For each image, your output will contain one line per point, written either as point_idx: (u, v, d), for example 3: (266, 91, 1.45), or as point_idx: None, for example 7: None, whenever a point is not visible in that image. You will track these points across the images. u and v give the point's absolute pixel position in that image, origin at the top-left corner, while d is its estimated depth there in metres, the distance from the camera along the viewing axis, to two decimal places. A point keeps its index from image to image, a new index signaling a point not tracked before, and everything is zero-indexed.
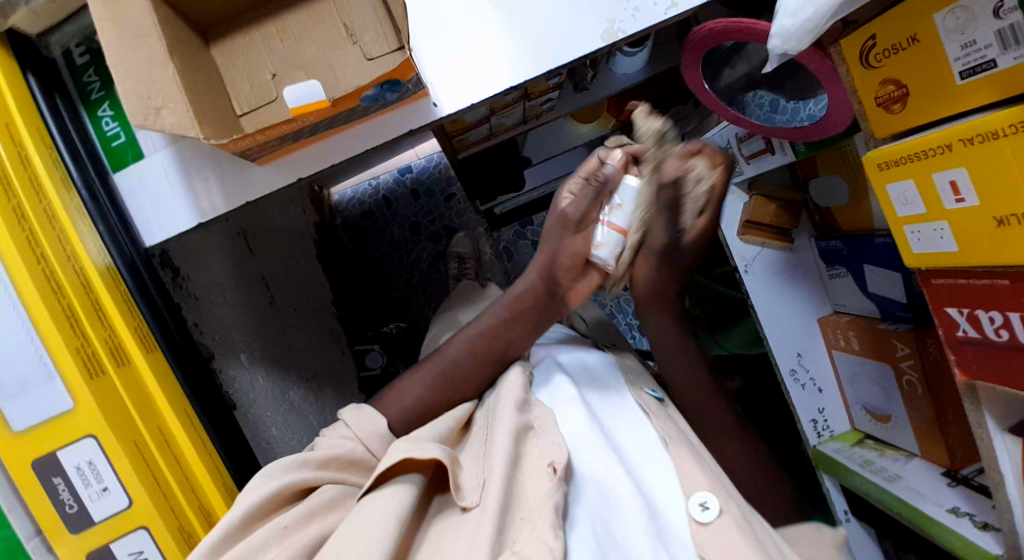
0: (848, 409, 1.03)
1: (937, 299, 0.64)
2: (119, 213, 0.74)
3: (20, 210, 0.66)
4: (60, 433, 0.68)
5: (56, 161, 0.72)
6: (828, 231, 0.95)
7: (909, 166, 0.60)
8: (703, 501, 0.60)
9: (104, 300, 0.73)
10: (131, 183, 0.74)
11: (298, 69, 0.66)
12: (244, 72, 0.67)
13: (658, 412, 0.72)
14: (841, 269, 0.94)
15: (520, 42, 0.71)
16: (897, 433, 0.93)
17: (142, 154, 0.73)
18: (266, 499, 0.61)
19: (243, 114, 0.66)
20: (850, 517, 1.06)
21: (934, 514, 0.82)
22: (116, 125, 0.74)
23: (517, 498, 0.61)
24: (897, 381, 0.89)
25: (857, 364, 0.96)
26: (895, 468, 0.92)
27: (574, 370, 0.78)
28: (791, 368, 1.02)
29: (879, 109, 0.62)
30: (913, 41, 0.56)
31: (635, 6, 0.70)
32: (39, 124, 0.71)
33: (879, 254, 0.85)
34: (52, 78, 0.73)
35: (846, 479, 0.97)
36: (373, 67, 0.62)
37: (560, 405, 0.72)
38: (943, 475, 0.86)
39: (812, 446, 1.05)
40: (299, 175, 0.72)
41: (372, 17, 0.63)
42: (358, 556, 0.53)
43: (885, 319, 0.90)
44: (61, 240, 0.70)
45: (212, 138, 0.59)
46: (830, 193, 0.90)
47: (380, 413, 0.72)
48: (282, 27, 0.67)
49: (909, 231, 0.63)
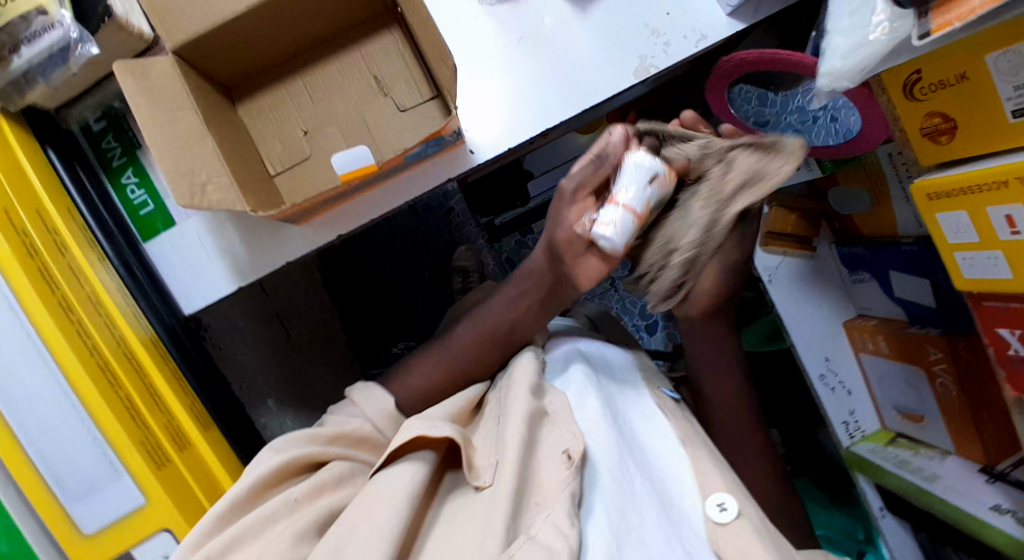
0: (878, 408, 1.02)
1: (990, 321, 0.64)
2: (154, 285, 0.76)
3: (66, 303, 0.66)
4: (136, 530, 0.67)
5: (94, 245, 0.73)
6: (848, 237, 0.94)
7: (964, 198, 0.59)
8: (720, 502, 0.61)
9: (156, 381, 0.73)
10: (166, 254, 0.76)
11: (327, 125, 0.74)
12: (273, 131, 0.75)
13: (674, 411, 0.73)
14: (865, 275, 0.93)
15: (541, 75, 0.73)
16: (933, 432, 0.93)
17: (172, 221, 0.76)
18: (275, 470, 0.62)
19: (277, 173, 0.74)
20: (886, 513, 1.04)
21: (979, 514, 0.82)
22: (143, 192, 0.76)
23: (532, 481, 0.61)
24: (931, 383, 0.88)
25: (886, 367, 0.95)
26: (932, 467, 0.91)
27: (595, 360, 0.76)
28: (820, 372, 1.01)
29: (925, 139, 0.63)
30: (962, 79, 0.57)
31: (666, 42, 0.73)
32: (67, 202, 0.72)
33: (904, 260, 0.83)
34: (71, 151, 0.74)
35: (884, 480, 0.96)
36: (407, 116, 0.74)
37: (574, 391, 0.70)
38: (980, 471, 0.86)
39: (845, 447, 1.04)
40: (337, 231, 0.76)
41: (403, 72, 0.74)
42: (373, 526, 0.54)
43: (913, 322, 0.90)
44: (108, 326, 0.70)
45: (255, 210, 0.64)
46: (851, 201, 0.89)
47: (387, 394, 0.73)
48: (310, 82, 0.75)
49: (960, 258, 0.62)
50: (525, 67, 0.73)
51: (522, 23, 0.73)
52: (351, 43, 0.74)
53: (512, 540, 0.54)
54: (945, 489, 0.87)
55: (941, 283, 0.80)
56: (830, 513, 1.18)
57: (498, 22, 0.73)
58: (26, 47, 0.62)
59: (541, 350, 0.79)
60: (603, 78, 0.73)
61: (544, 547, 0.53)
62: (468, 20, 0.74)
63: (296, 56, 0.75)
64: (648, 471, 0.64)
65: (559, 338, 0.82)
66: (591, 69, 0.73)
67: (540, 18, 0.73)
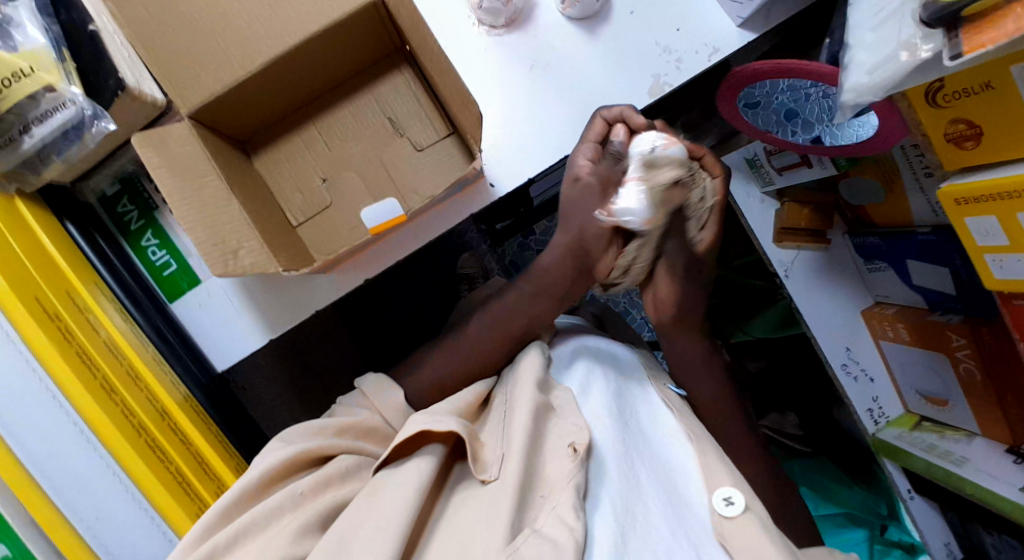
0: (900, 391, 1.00)
1: (1020, 317, 0.63)
2: (185, 344, 0.74)
3: (108, 383, 0.64)
4: None
5: (125, 316, 0.71)
6: (860, 227, 0.93)
7: (993, 204, 0.58)
8: (726, 497, 0.62)
9: (201, 446, 0.73)
10: (191, 312, 0.74)
11: (345, 171, 0.75)
12: (292, 180, 0.76)
13: (681, 407, 0.73)
14: (881, 264, 0.92)
15: (554, 97, 0.73)
16: (957, 415, 0.91)
17: (197, 280, 0.74)
18: (280, 464, 0.63)
19: (300, 224, 0.75)
20: (914, 495, 1.01)
21: (1006, 493, 0.80)
22: (164, 253, 0.74)
23: (537, 474, 0.62)
24: (953, 369, 0.87)
25: (906, 354, 0.94)
26: (960, 450, 0.89)
27: (601, 357, 0.76)
28: (841, 361, 1.00)
29: (948, 144, 0.62)
30: (987, 87, 0.55)
31: (678, 60, 0.73)
32: (92, 275, 0.70)
33: (918, 249, 0.82)
34: (89, 220, 0.73)
35: (908, 462, 0.95)
36: (425, 155, 0.75)
37: (580, 384, 0.71)
38: (1008, 451, 0.84)
39: (870, 434, 1.02)
40: (365, 275, 0.75)
41: (416, 112, 0.76)
42: (378, 524, 0.56)
43: (934, 310, 0.88)
44: (149, 398, 0.68)
45: (286, 268, 0.65)
46: (863, 194, 0.87)
47: (400, 388, 0.73)
48: (324, 129, 0.76)
49: (990, 260, 0.62)
50: (538, 95, 0.73)
51: (532, 51, 0.73)
52: (363, 86, 0.76)
53: (516, 534, 0.56)
54: (975, 473, 0.85)
55: (962, 271, 0.79)
56: (852, 491, 1.16)
57: (507, 51, 0.73)
58: (37, 126, 0.59)
59: (545, 346, 0.78)
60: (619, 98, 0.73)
61: (548, 540, 0.54)
62: (477, 53, 0.73)
63: (310, 102, 0.76)
64: (656, 463, 0.66)
65: (565, 333, 0.81)
66: (606, 92, 0.74)
67: (549, 44, 0.73)
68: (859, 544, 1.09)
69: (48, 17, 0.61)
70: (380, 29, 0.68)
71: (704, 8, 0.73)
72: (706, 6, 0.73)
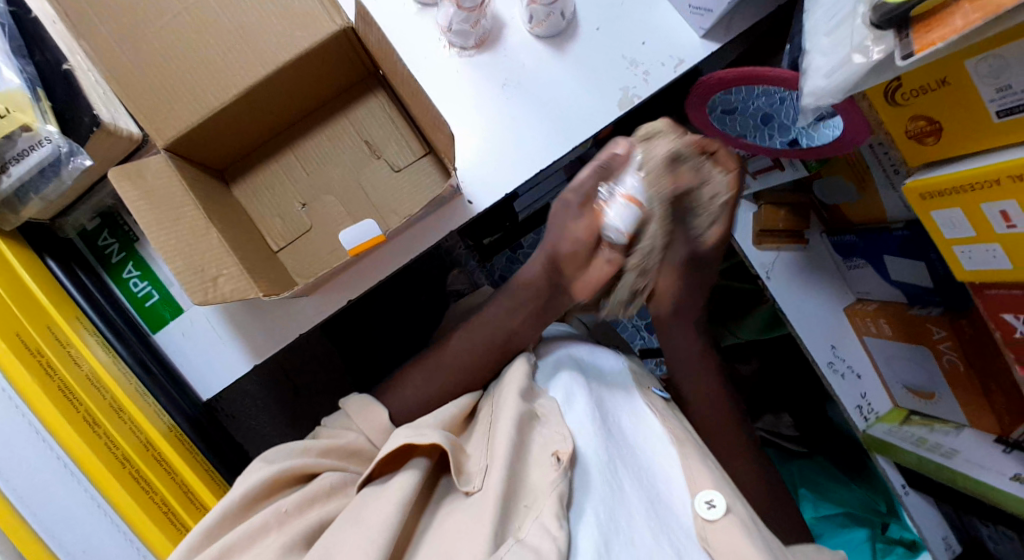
0: (888, 388, 1.02)
1: (994, 308, 0.64)
2: (167, 373, 0.74)
3: (89, 416, 0.64)
4: None
5: (107, 348, 0.71)
6: (838, 227, 0.95)
7: (956, 197, 0.59)
8: (709, 500, 0.63)
9: (188, 476, 0.72)
10: (174, 340, 0.75)
11: (324, 194, 0.76)
12: (271, 205, 0.77)
13: (666, 412, 0.74)
14: (860, 261, 0.93)
15: (527, 113, 0.74)
16: (944, 407, 0.92)
17: (179, 309, 0.74)
18: (270, 481, 0.63)
19: (281, 249, 0.76)
20: (909, 490, 1.03)
21: (999, 485, 0.81)
22: (145, 284, 0.74)
23: (522, 486, 0.63)
24: (937, 360, 0.87)
25: (891, 348, 0.95)
26: (949, 442, 0.90)
27: (586, 364, 0.77)
28: (828, 360, 1.01)
29: (911, 141, 0.64)
30: (943, 83, 0.57)
31: (645, 72, 0.74)
32: (73, 307, 0.70)
33: (896, 246, 0.83)
34: (68, 254, 0.73)
35: (900, 458, 0.95)
36: (403, 174, 0.76)
37: (563, 391, 0.72)
38: (996, 442, 0.85)
39: (861, 431, 1.02)
40: (347, 296, 0.75)
41: (392, 133, 0.77)
42: (357, 536, 0.56)
43: (913, 303, 0.89)
44: (133, 431, 0.68)
45: (266, 293, 0.65)
46: (836, 192, 0.89)
47: (382, 407, 0.73)
48: (302, 154, 0.77)
49: (960, 251, 0.63)
50: (510, 113, 0.74)
51: (503, 71, 0.75)
52: (337, 111, 0.77)
53: (500, 543, 0.56)
54: (964, 465, 0.85)
55: (938, 266, 0.80)
56: (850, 491, 1.15)
57: (478, 72, 0.75)
58: (15, 165, 0.60)
59: (531, 355, 0.79)
60: (592, 113, 0.74)
61: (531, 549, 0.55)
62: (450, 74, 0.75)
63: (286, 129, 0.77)
64: (639, 469, 0.66)
65: (542, 345, 0.82)
66: (579, 107, 0.74)
67: (520, 63, 0.75)
68: (861, 543, 1.09)
69: (22, 58, 0.62)
70: (353, 55, 0.69)
71: (670, 23, 0.74)
72: (670, 21, 0.74)
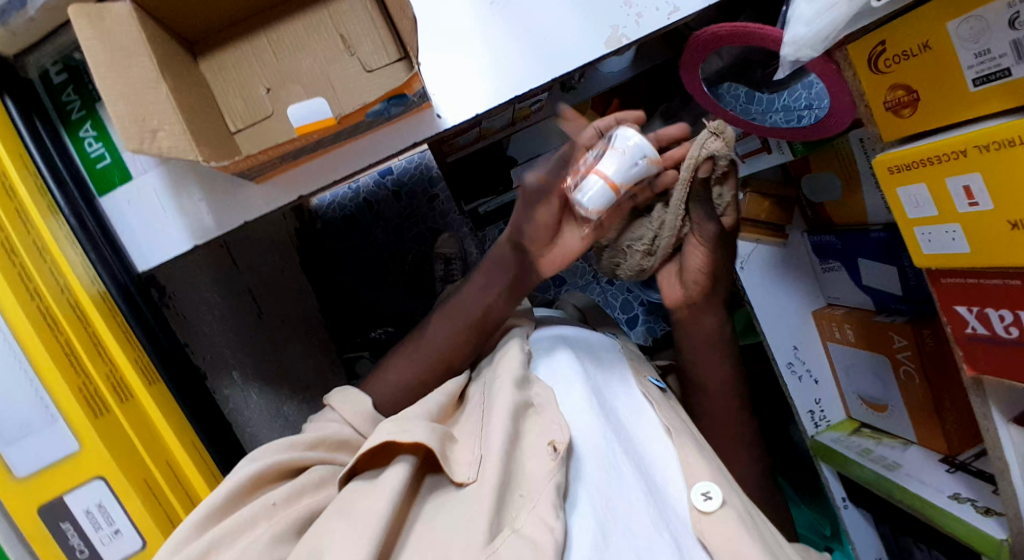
0: (843, 399, 1.04)
1: (947, 297, 0.65)
2: (109, 241, 0.72)
3: (9, 244, 0.64)
4: (66, 478, 0.67)
5: (45, 193, 0.69)
6: (819, 227, 0.97)
7: (922, 169, 0.60)
8: (705, 491, 0.58)
9: (101, 331, 0.71)
10: (119, 207, 0.71)
11: (291, 83, 0.67)
12: (236, 88, 0.68)
13: (663, 403, 0.69)
14: (835, 264, 0.96)
15: (517, 44, 0.68)
16: (895, 422, 0.94)
17: (129, 176, 0.70)
18: (253, 477, 0.58)
19: (238, 131, 0.67)
20: (848, 503, 1.05)
21: (936, 500, 0.81)
22: (100, 146, 0.71)
23: (518, 472, 0.57)
24: (894, 370, 0.89)
25: (851, 356, 0.98)
26: (894, 456, 0.92)
27: (578, 347, 0.74)
28: (788, 360, 1.03)
29: (888, 113, 0.62)
30: (925, 48, 0.56)
31: (638, 13, 0.68)
32: (21, 151, 0.68)
33: (874, 249, 0.86)
34: (29, 101, 0.70)
35: (843, 466, 0.98)
36: (373, 79, 0.66)
37: (560, 381, 0.68)
38: (941, 461, 0.87)
39: (810, 436, 1.05)
40: (299, 193, 0.71)
41: (370, 29, 0.67)
42: (346, 534, 0.50)
43: (879, 311, 0.91)
44: (55, 277, 0.68)
45: (210, 160, 0.59)
46: (821, 189, 0.91)
47: (366, 394, 0.69)
48: (275, 40, 0.68)
49: (920, 233, 0.63)
50: (502, 42, 0.68)
51: None
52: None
53: (496, 533, 0.51)
54: (905, 477, 0.87)
55: (909, 271, 0.82)
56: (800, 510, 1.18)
57: None
58: None
59: (524, 340, 0.74)
60: (573, 42, 0.68)
61: (529, 541, 0.50)
62: None
63: (259, 11, 0.68)
64: (636, 454, 0.62)
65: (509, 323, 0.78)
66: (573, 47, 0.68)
67: None
68: None
69: None
70: None
71: None
72: None
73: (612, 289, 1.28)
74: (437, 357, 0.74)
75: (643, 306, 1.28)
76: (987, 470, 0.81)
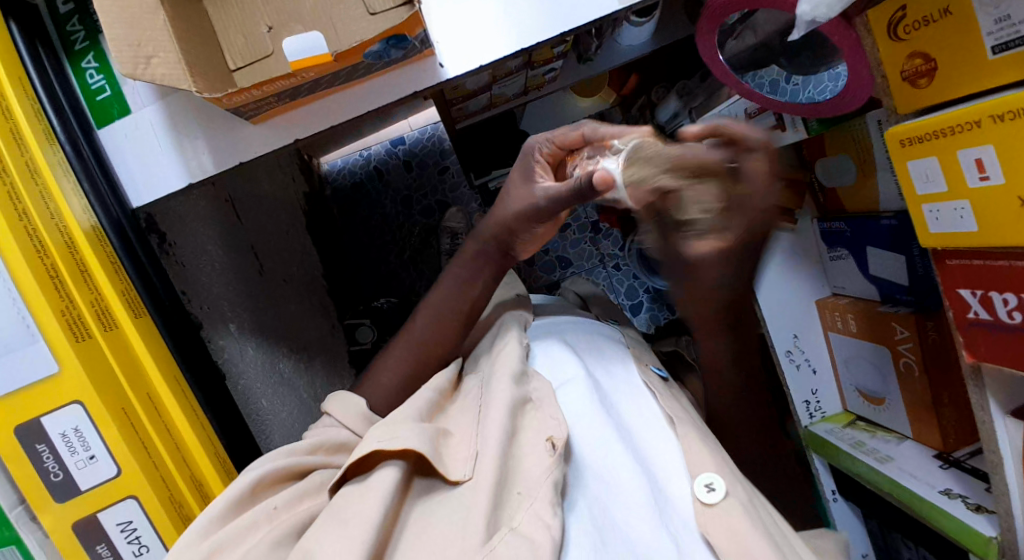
0: (842, 391, 1.02)
1: (951, 280, 0.63)
2: (106, 177, 0.70)
3: None
4: (46, 399, 0.64)
5: (39, 116, 0.67)
6: (830, 213, 0.95)
7: (934, 143, 0.58)
8: (709, 483, 0.55)
9: (88, 257, 0.68)
10: (118, 142, 0.69)
11: (295, 22, 0.60)
12: (237, 24, 0.60)
13: (665, 392, 0.65)
14: (842, 251, 0.94)
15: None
16: (891, 416, 0.92)
17: (127, 109, 0.68)
18: (250, 487, 0.55)
19: (237, 69, 0.61)
20: (838, 497, 1.04)
21: (926, 494, 0.80)
22: (101, 77, 0.69)
23: (514, 472, 0.55)
24: (894, 363, 0.87)
25: (853, 347, 0.96)
26: (888, 449, 0.90)
27: (575, 342, 0.70)
28: (787, 348, 1.01)
29: (904, 83, 0.60)
30: (945, 13, 0.54)
31: None
32: (20, 73, 0.66)
33: (884, 238, 0.84)
34: (33, 27, 0.68)
35: (835, 458, 0.97)
36: (377, 23, 0.56)
37: (561, 375, 0.65)
38: (935, 457, 0.85)
39: (804, 426, 1.04)
40: (294, 136, 0.68)
41: None
42: (340, 534, 0.48)
43: (884, 302, 0.89)
44: (45, 202, 0.65)
45: (208, 92, 0.56)
46: (836, 172, 0.89)
47: (359, 396, 0.67)
48: None
49: (928, 210, 0.61)
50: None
51: None
52: None
53: (493, 532, 0.49)
54: (896, 470, 0.86)
55: (919, 263, 0.81)
56: None
57: None
58: None
59: (521, 332, 0.70)
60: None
61: (526, 539, 0.48)
62: None
63: None
64: (630, 440, 0.59)
65: (502, 310, 0.76)
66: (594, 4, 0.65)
67: None
68: None
69: None
70: None
71: None
72: None
73: (617, 275, 1.27)
74: (438, 322, 0.71)
75: (649, 293, 1.26)
76: (982, 468, 0.80)
